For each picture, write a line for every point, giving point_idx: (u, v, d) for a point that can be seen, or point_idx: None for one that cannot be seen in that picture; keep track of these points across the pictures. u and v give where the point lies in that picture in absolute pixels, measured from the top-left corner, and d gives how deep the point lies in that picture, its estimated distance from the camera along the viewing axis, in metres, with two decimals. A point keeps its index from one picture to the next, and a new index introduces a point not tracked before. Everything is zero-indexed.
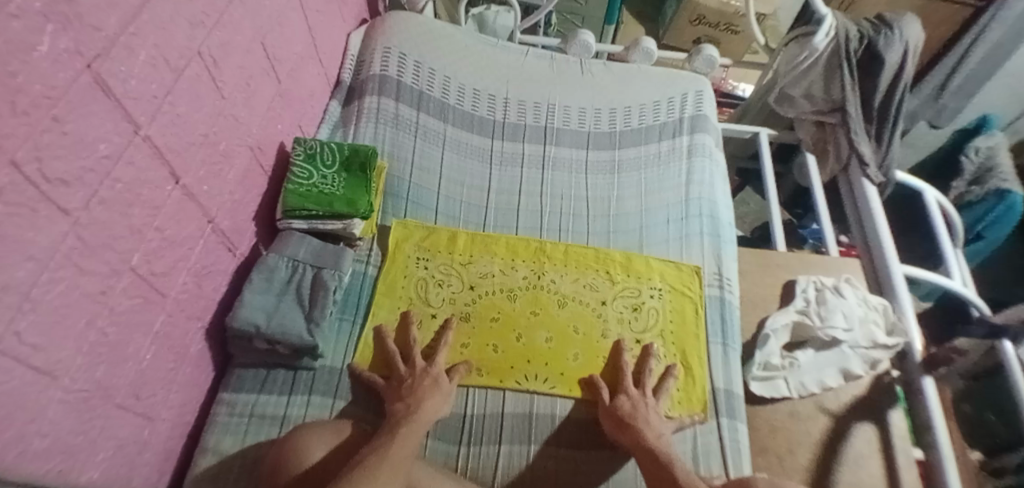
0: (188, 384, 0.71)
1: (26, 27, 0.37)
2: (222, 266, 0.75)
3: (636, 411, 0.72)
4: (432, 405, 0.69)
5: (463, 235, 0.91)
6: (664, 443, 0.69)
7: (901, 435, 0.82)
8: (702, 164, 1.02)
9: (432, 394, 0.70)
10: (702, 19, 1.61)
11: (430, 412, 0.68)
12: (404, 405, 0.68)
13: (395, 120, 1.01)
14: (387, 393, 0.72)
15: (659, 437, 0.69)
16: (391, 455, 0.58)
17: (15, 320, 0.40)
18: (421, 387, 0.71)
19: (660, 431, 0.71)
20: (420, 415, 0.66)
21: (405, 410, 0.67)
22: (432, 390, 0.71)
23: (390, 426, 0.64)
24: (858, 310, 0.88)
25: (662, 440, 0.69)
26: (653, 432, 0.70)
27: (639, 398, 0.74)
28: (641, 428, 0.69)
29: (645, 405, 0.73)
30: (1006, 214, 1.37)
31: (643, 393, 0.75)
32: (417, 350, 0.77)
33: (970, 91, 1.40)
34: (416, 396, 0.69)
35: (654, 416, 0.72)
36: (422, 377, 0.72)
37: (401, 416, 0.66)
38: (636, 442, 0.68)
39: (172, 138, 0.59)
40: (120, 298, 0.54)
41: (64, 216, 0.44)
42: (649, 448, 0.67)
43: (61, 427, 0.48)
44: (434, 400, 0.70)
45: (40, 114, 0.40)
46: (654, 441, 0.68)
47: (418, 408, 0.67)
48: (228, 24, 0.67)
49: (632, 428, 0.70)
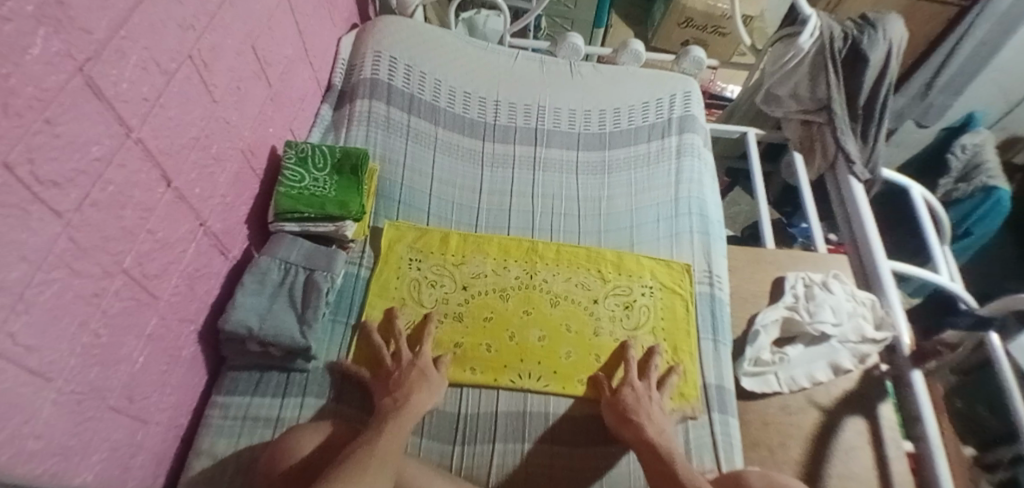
0: (182, 386, 0.71)
1: (18, 29, 0.38)
2: (214, 269, 0.75)
3: (638, 405, 0.72)
4: (419, 399, 0.69)
5: (455, 236, 0.92)
6: (665, 439, 0.69)
7: (891, 428, 0.83)
8: (691, 164, 1.03)
9: (419, 387, 0.70)
10: (690, 22, 1.63)
11: (419, 405, 0.68)
12: (391, 398, 0.69)
13: (387, 122, 1.02)
14: (378, 389, 0.72)
15: (660, 433, 0.70)
16: (379, 451, 0.58)
17: (9, 320, 0.41)
18: (409, 380, 0.71)
19: (662, 427, 0.71)
20: (407, 410, 0.66)
21: (391, 405, 0.67)
22: (420, 384, 0.71)
23: (379, 419, 0.64)
24: (846, 305, 0.90)
25: (663, 435, 0.70)
26: (655, 428, 0.70)
27: (643, 392, 0.74)
28: (643, 424, 0.70)
29: (648, 400, 0.73)
30: (993, 210, 1.38)
31: (648, 389, 0.75)
32: (403, 344, 0.77)
33: (956, 89, 1.42)
34: (403, 390, 0.70)
35: (657, 412, 0.73)
36: (409, 370, 0.73)
37: (389, 410, 0.67)
38: (636, 438, 0.69)
39: (164, 140, 0.59)
40: (113, 300, 0.54)
41: (56, 217, 0.45)
42: (650, 443, 0.67)
43: (55, 428, 0.48)
44: (423, 394, 0.70)
45: (32, 117, 0.40)
46: (654, 437, 0.68)
47: (407, 400, 0.68)
48: (218, 27, 0.68)
49: (633, 424, 0.70)
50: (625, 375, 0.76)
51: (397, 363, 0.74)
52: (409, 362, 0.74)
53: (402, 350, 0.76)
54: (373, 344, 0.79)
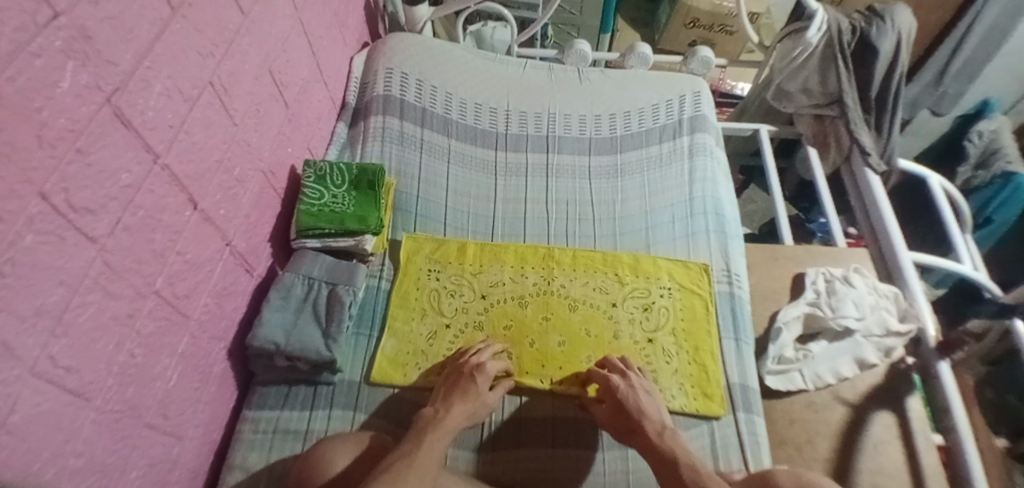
0: (214, 402, 0.72)
1: (49, 65, 0.40)
2: (241, 287, 0.77)
3: (626, 406, 0.71)
4: (460, 411, 0.69)
5: (471, 245, 0.93)
6: (669, 438, 0.68)
7: (921, 421, 0.81)
8: (704, 163, 1.03)
9: (469, 401, 0.70)
10: (696, 22, 1.64)
11: (459, 417, 0.68)
12: (433, 409, 0.69)
13: (400, 137, 1.04)
14: (432, 396, 0.73)
15: (662, 432, 0.68)
16: (419, 463, 0.59)
17: (49, 344, 0.42)
18: (464, 392, 0.71)
19: (664, 424, 0.70)
20: (445, 423, 0.66)
21: (433, 414, 0.68)
22: (468, 396, 0.70)
23: (416, 432, 0.65)
24: (869, 298, 0.89)
25: (666, 434, 0.68)
26: (655, 426, 0.69)
27: (627, 387, 0.73)
28: (642, 425, 0.69)
29: (639, 393, 0.72)
30: (1015, 194, 1.36)
31: (627, 381, 0.74)
32: (483, 349, 0.77)
33: (971, 75, 1.39)
34: (447, 401, 0.70)
35: (651, 406, 0.72)
36: (464, 378, 0.72)
37: (428, 421, 0.67)
38: (643, 443, 0.68)
39: (190, 164, 0.62)
40: (146, 320, 0.56)
41: (91, 243, 0.46)
42: (656, 448, 0.67)
43: (95, 447, 0.50)
44: (468, 406, 0.70)
45: (65, 147, 0.42)
46: (658, 440, 0.67)
47: (447, 414, 0.68)
48: (236, 53, 0.70)
49: (638, 428, 0.69)
50: (600, 374, 0.75)
51: (462, 367, 0.74)
52: (472, 371, 0.73)
53: (483, 354, 0.76)
54: (408, 343, 0.82)
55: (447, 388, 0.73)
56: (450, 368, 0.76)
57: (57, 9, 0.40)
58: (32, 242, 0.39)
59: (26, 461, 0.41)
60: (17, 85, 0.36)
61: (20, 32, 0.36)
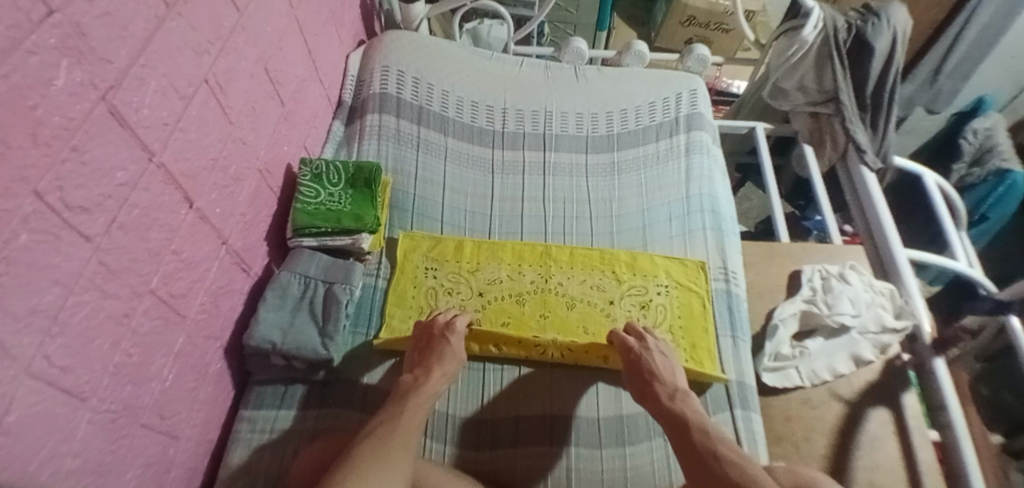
0: (210, 401, 0.72)
1: (44, 62, 0.40)
2: (236, 286, 0.77)
3: (641, 364, 0.73)
4: (439, 377, 0.70)
5: (468, 243, 0.93)
6: (680, 400, 0.69)
7: (916, 417, 0.82)
8: (701, 160, 1.04)
9: (446, 363, 0.72)
10: (692, 20, 1.64)
11: (438, 382, 0.70)
12: (412, 376, 0.71)
13: (397, 135, 1.03)
14: (407, 364, 0.75)
15: (673, 395, 0.70)
16: (401, 429, 0.61)
17: (44, 344, 0.42)
18: (440, 354, 0.73)
19: (677, 385, 0.72)
20: (426, 389, 0.68)
21: (412, 382, 0.70)
22: (444, 359, 0.72)
23: (398, 398, 0.67)
24: (864, 295, 0.90)
25: (677, 396, 0.70)
26: (667, 389, 0.71)
27: (643, 348, 0.75)
28: (654, 387, 0.71)
29: (655, 355, 0.74)
30: (1009, 192, 1.39)
31: (643, 343, 0.76)
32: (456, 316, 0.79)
33: (966, 72, 1.39)
34: (425, 366, 0.72)
35: (664, 368, 0.73)
36: (438, 340, 0.75)
37: (408, 387, 0.69)
38: (654, 406, 0.70)
39: (186, 163, 0.61)
40: (142, 320, 0.55)
41: (86, 242, 0.46)
42: (666, 408, 0.68)
43: (91, 447, 0.49)
44: (445, 368, 0.71)
45: (60, 145, 0.42)
46: (669, 402, 0.69)
47: (427, 379, 0.70)
48: (232, 50, 0.70)
49: (650, 390, 0.71)
50: (618, 336, 0.77)
51: (433, 329, 0.76)
52: (444, 331, 0.76)
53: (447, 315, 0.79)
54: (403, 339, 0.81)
55: (421, 353, 0.74)
56: (419, 332, 0.77)
57: (52, 6, 0.40)
58: (27, 240, 0.39)
59: (22, 462, 0.41)
60: (12, 82, 0.36)
61: (15, 30, 0.36)
